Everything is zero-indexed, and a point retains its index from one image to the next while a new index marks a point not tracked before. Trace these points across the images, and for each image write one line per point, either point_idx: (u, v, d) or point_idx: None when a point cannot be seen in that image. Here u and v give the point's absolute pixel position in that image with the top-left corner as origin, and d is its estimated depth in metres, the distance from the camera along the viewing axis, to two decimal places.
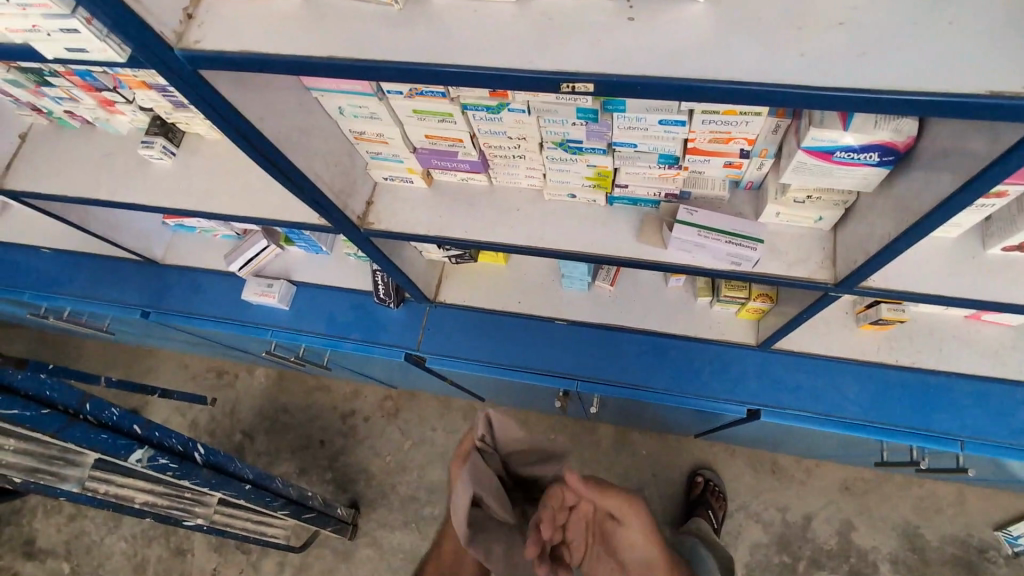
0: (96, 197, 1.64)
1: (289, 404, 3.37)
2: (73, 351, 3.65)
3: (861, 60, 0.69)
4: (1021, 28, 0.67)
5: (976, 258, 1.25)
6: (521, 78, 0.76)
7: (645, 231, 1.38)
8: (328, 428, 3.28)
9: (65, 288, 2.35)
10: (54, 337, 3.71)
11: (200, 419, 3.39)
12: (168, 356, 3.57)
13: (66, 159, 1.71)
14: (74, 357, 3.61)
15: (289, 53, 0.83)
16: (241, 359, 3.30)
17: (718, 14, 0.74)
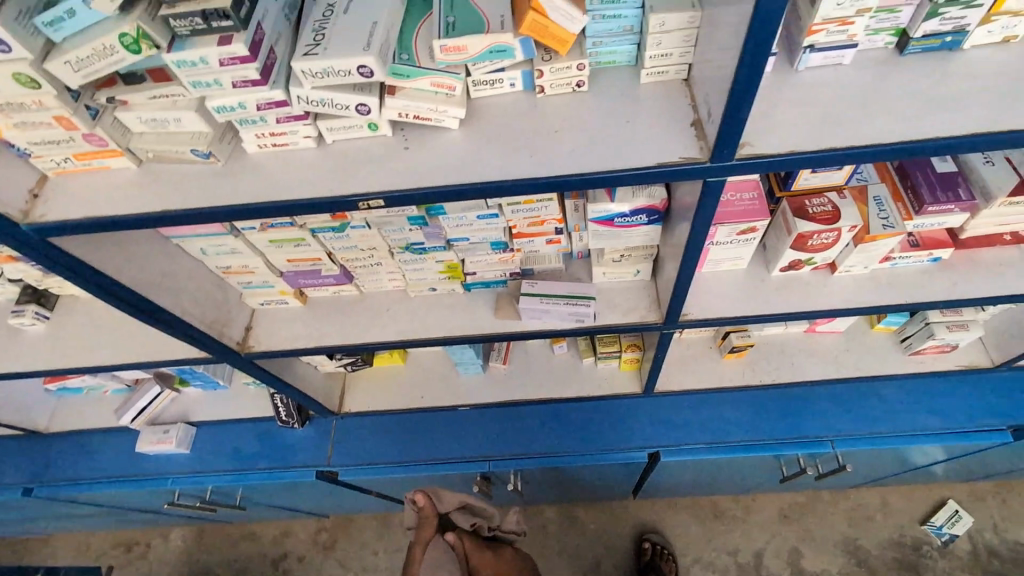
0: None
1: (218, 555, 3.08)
2: None
3: (574, 155, 0.94)
4: (673, 118, 0.94)
5: (764, 280, 1.53)
6: (325, 205, 0.94)
7: (501, 308, 1.56)
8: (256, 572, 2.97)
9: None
10: None
11: None
12: (65, 538, 3.22)
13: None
14: None
15: (128, 213, 0.97)
16: (150, 522, 3.04)
17: (470, 137, 0.97)
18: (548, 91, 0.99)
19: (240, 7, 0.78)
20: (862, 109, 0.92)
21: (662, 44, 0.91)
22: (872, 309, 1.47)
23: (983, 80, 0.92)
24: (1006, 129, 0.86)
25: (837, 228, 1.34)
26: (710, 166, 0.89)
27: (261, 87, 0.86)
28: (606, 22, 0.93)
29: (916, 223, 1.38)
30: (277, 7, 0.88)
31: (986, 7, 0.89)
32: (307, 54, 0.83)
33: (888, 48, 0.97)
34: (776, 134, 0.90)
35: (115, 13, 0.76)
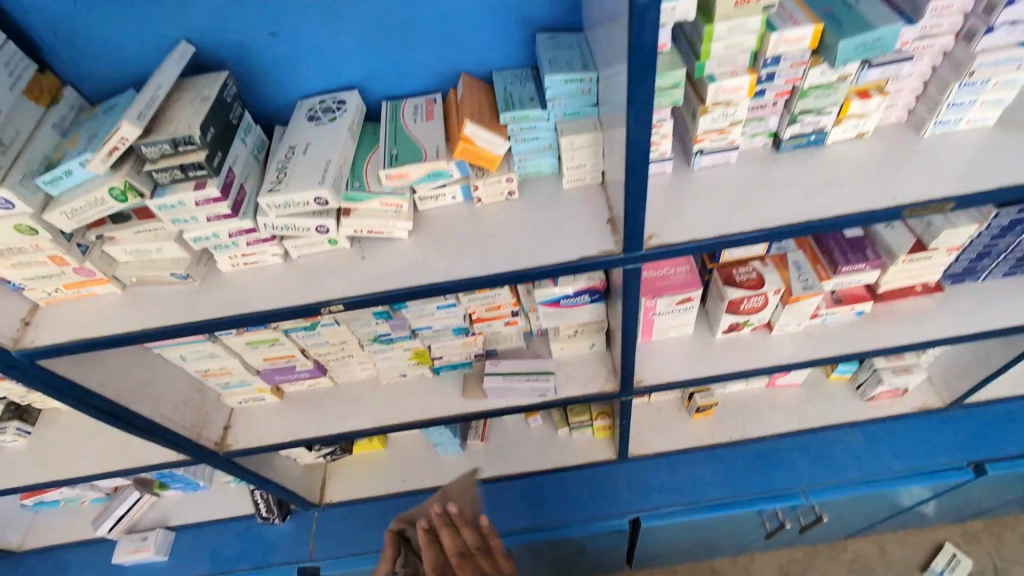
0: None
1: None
2: None
3: (508, 255, 1.08)
4: (592, 218, 1.10)
5: (710, 342, 1.65)
6: (291, 313, 1.06)
7: (468, 388, 1.65)
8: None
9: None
10: None
11: None
12: None
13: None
14: None
15: (112, 333, 1.07)
16: None
17: (418, 244, 1.12)
18: (485, 200, 1.15)
19: (213, 158, 0.93)
20: (748, 200, 1.09)
21: (575, 158, 1.09)
22: (809, 363, 1.60)
23: (844, 169, 1.10)
24: (865, 209, 1.03)
25: (763, 292, 1.48)
26: (625, 256, 1.03)
27: (233, 218, 0.99)
28: (527, 143, 1.10)
29: (835, 282, 1.53)
30: (245, 151, 1.04)
31: (835, 114, 1.07)
32: (272, 190, 0.97)
33: (766, 146, 1.16)
34: (677, 227, 1.06)
35: (106, 172, 0.91)
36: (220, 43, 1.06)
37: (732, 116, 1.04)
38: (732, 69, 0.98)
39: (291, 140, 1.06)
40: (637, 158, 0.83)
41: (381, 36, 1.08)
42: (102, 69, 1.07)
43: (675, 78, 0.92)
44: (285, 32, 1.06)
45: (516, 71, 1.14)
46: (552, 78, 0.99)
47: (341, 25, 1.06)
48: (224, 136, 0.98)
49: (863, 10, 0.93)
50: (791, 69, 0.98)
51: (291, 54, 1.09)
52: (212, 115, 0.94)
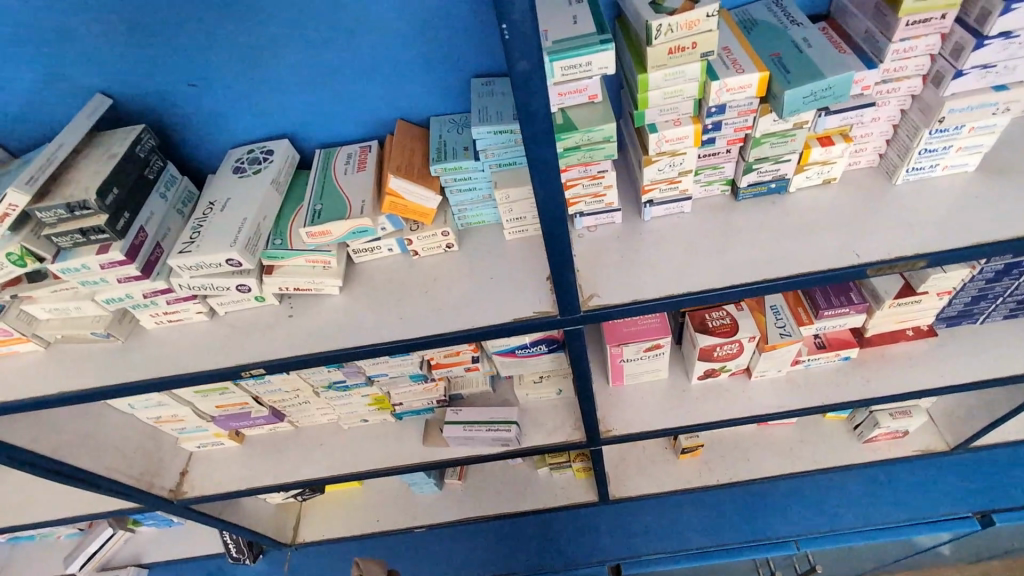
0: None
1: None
2: None
3: (441, 314, 1.00)
4: (532, 274, 1.02)
5: (685, 389, 1.54)
6: (211, 377, 1.00)
7: (430, 435, 1.57)
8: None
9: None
10: None
11: None
12: None
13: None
14: None
15: (27, 396, 1.01)
16: None
17: (350, 301, 1.05)
18: (422, 253, 1.08)
19: (116, 220, 0.88)
20: (702, 254, 1.00)
21: (513, 211, 1.02)
22: (791, 413, 1.49)
23: (808, 219, 1.01)
24: (826, 266, 0.94)
25: (737, 339, 1.39)
26: (563, 318, 0.95)
27: (144, 280, 0.94)
28: (463, 193, 1.04)
29: (817, 326, 1.42)
30: (165, 207, 0.99)
31: (795, 161, 0.98)
32: (182, 250, 0.91)
33: (724, 193, 1.07)
34: (622, 284, 0.98)
35: (2, 237, 0.86)
36: (140, 94, 1.01)
37: (680, 166, 0.96)
38: (675, 118, 0.90)
39: (212, 195, 1.01)
40: (553, 221, 0.76)
41: (309, 84, 1.03)
42: (21, 122, 1.03)
43: (606, 132, 0.84)
44: (207, 82, 1.01)
45: (454, 116, 1.08)
46: (479, 129, 0.93)
47: (265, 74, 1.01)
48: (134, 194, 0.93)
49: (813, 57, 0.85)
50: (739, 116, 0.90)
51: (215, 104, 1.04)
52: (117, 175, 0.90)
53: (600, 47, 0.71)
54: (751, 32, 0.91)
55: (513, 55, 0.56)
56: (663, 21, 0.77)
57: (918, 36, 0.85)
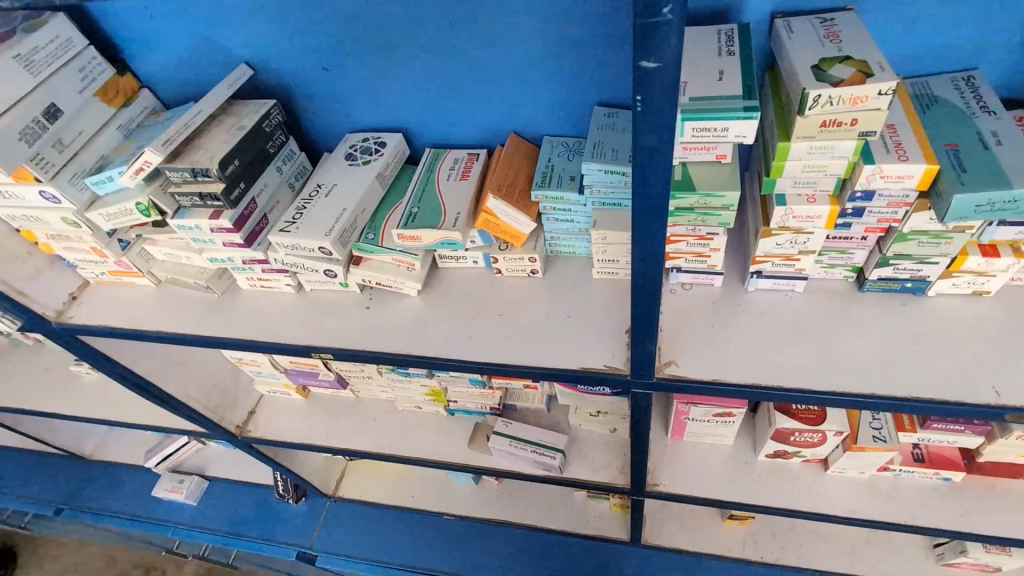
0: (3, 406, 1.78)
1: (121, 564, 2.61)
2: None
3: (510, 343, 0.97)
4: (611, 323, 0.96)
5: (749, 463, 1.42)
6: (285, 350, 1.05)
7: (477, 438, 1.59)
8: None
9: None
10: None
11: None
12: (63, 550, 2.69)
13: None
14: None
15: (133, 327, 1.12)
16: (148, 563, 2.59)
17: (425, 305, 1.05)
18: (505, 273, 1.06)
19: (231, 190, 0.94)
20: (806, 344, 0.89)
21: (606, 252, 0.96)
22: (864, 522, 1.34)
23: (943, 332, 0.87)
24: (953, 399, 0.80)
25: (821, 431, 1.25)
26: (633, 380, 0.90)
27: (245, 248, 1.00)
28: (560, 223, 1.00)
29: (919, 436, 1.26)
30: (278, 180, 1.04)
31: (943, 265, 0.85)
32: (283, 230, 0.96)
33: (847, 280, 0.95)
34: (705, 359, 0.90)
35: (136, 187, 0.95)
36: (278, 71, 1.06)
37: (802, 244, 0.86)
38: (809, 193, 0.81)
39: (321, 178, 1.04)
40: (644, 291, 0.70)
41: (431, 85, 1.03)
42: (174, 78, 1.11)
43: (727, 200, 0.77)
44: (338, 69, 1.03)
45: (568, 140, 1.03)
46: (589, 166, 0.88)
47: (392, 71, 1.02)
48: (253, 166, 0.98)
49: (1000, 158, 0.72)
50: (888, 207, 0.79)
51: (342, 89, 1.07)
52: (241, 147, 0.94)
53: (743, 114, 0.64)
54: (927, 112, 0.79)
55: (638, 130, 0.50)
56: (824, 92, 0.68)
57: None
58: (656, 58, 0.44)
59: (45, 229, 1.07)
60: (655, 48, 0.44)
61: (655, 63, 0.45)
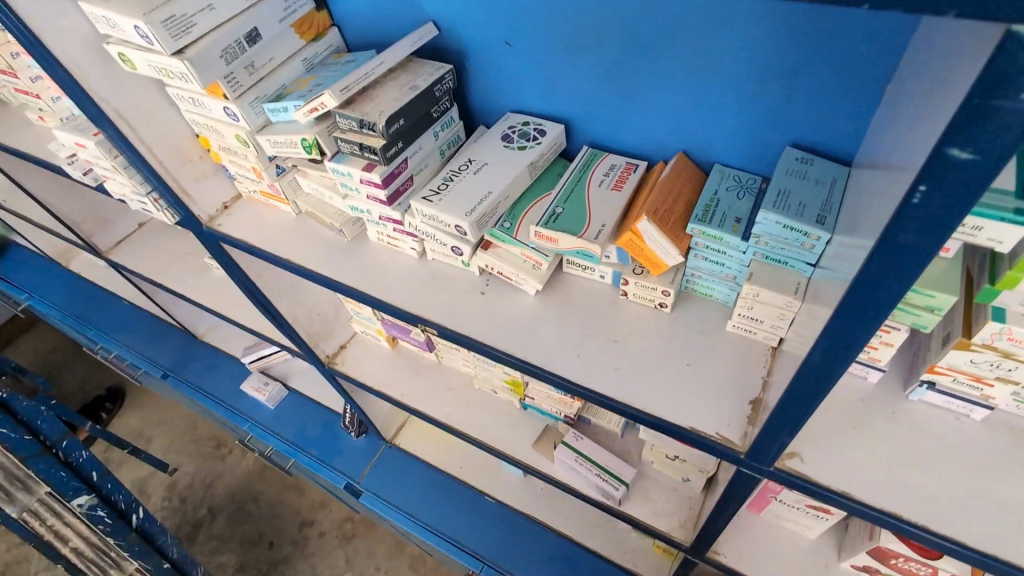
0: (146, 276, 1.99)
1: (200, 431, 2.91)
2: (75, 381, 3.18)
3: (618, 375, 0.91)
4: (736, 387, 0.86)
5: (828, 567, 1.27)
6: (395, 312, 1.05)
7: (542, 441, 1.55)
8: (231, 465, 2.80)
9: (109, 331, 2.73)
10: (69, 359, 3.28)
11: (152, 487, 2.78)
12: (155, 404, 3.05)
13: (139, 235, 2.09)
14: (65, 382, 3.16)
15: (268, 249, 1.18)
16: (220, 439, 2.88)
17: (539, 307, 1.01)
18: (631, 297, 0.99)
19: (390, 147, 0.94)
20: (967, 484, 0.75)
21: (753, 310, 0.86)
22: None
23: None
24: None
25: (932, 567, 1.06)
26: (745, 460, 0.80)
27: (386, 206, 1.00)
28: (708, 263, 0.91)
29: None
30: (432, 146, 1.03)
31: None
32: (426, 198, 0.96)
33: None
34: (840, 464, 0.78)
35: (306, 123, 0.99)
36: (460, 36, 1.04)
37: (1003, 370, 0.72)
38: None
39: (474, 153, 1.02)
40: (807, 381, 0.61)
41: (611, 84, 0.96)
42: (362, 22, 1.13)
43: (935, 301, 0.66)
44: (521, 46, 0.99)
45: (742, 175, 0.93)
46: (768, 214, 0.78)
47: (576, 59, 0.96)
48: (415, 128, 0.97)
49: None
50: None
51: (518, 67, 1.03)
52: (410, 107, 0.94)
53: (1011, 218, 0.53)
54: None
55: (898, 223, 0.41)
56: None
57: None
58: (975, 149, 0.35)
59: (219, 140, 1.15)
60: (976, 137, 0.35)
61: (971, 154, 0.35)
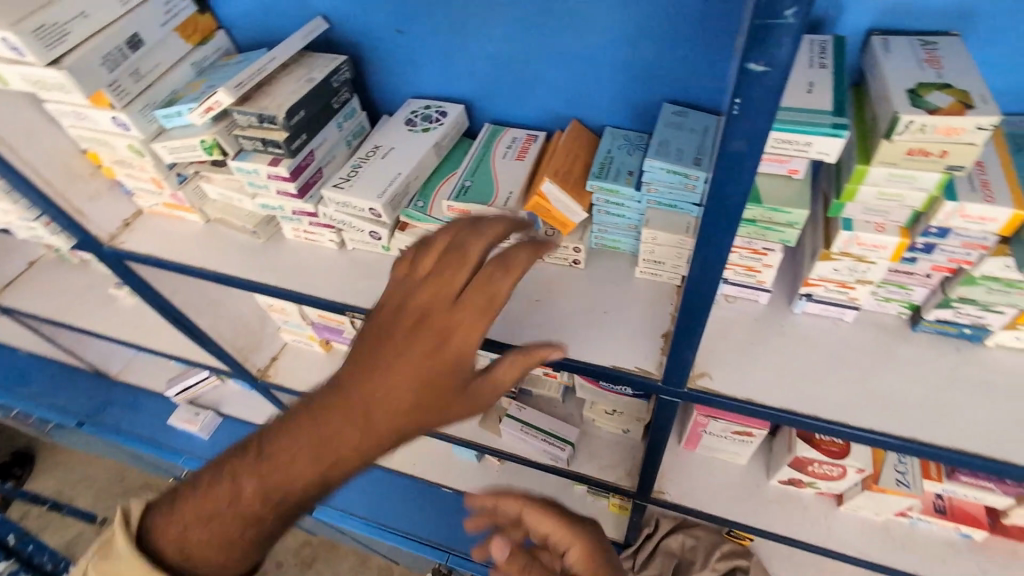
0: (45, 316, 1.85)
1: (133, 480, 2.72)
2: None
3: (542, 330, 0.97)
4: (647, 324, 0.95)
5: (760, 486, 1.39)
6: (321, 304, 1.06)
7: (488, 419, 1.59)
8: None
9: (9, 386, 2.49)
10: None
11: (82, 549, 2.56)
12: (75, 459, 2.82)
13: (30, 274, 1.94)
14: None
15: (179, 261, 1.14)
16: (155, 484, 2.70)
17: None
18: (547, 259, 1.05)
19: (293, 140, 0.95)
20: (845, 375, 0.86)
21: (655, 254, 0.94)
22: (874, 566, 1.29)
23: (997, 386, 0.83)
24: (1002, 457, 0.76)
25: (842, 465, 1.19)
26: (663, 386, 0.88)
27: (297, 200, 1.01)
28: (610, 217, 0.98)
29: (945, 487, 1.17)
30: (336, 137, 1.04)
31: (1009, 316, 0.81)
32: (336, 186, 0.97)
33: (900, 316, 0.92)
34: (743, 376, 0.87)
35: (203, 125, 0.97)
36: (351, 28, 1.06)
37: (860, 274, 0.83)
38: (878, 222, 0.78)
39: (380, 140, 1.05)
40: (696, 294, 0.70)
41: (501, 61, 1.01)
42: (250, 24, 1.13)
43: (792, 217, 0.76)
44: (412, 33, 1.03)
45: (630, 134, 1.01)
46: (653, 162, 0.86)
47: (465, 41, 1.00)
48: (316, 120, 0.99)
49: None
50: (961, 248, 0.76)
51: (412, 54, 1.06)
52: (309, 98, 0.95)
53: (830, 132, 0.65)
54: (1020, 155, 0.74)
55: (730, 133, 0.50)
56: (918, 118, 0.64)
57: None
58: (766, 61, 0.45)
59: (110, 153, 1.10)
60: (766, 52, 0.44)
61: (763, 66, 0.45)
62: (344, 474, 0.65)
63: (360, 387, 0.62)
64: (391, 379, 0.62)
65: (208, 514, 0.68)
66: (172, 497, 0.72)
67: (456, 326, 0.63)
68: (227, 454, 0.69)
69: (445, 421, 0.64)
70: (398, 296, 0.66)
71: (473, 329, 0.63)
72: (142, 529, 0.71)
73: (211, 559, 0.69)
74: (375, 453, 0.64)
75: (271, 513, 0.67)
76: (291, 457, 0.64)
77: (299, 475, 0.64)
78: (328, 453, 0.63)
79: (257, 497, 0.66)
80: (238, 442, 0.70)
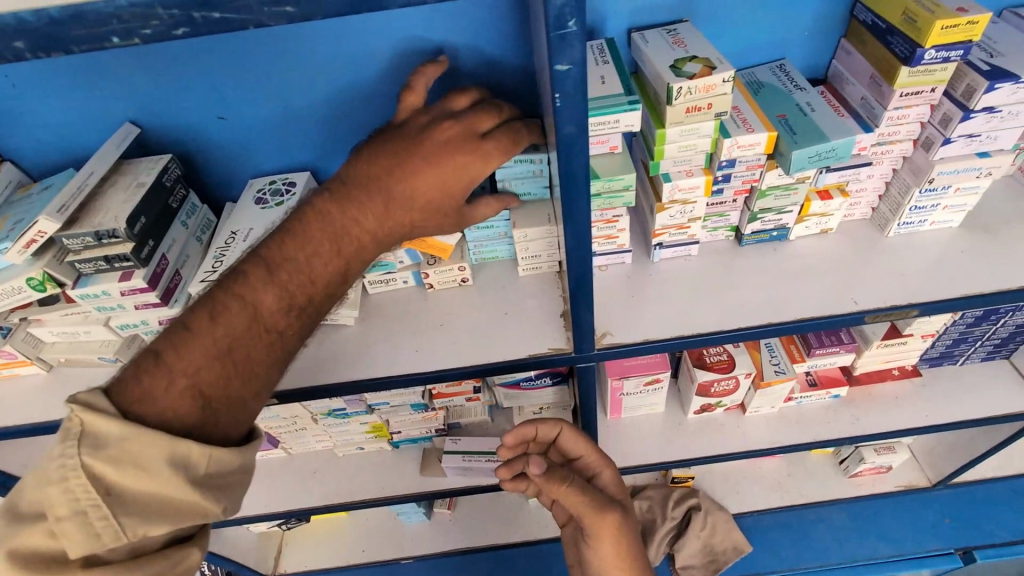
0: None
1: None
2: None
3: (455, 350, 1.02)
4: (544, 312, 1.04)
5: (682, 423, 1.56)
6: None
7: (427, 464, 1.58)
8: None
9: None
10: None
11: None
12: None
13: None
14: None
15: (29, 420, 0.99)
16: None
17: (364, 332, 1.07)
18: (437, 286, 1.11)
19: (141, 248, 0.90)
20: (707, 295, 1.04)
21: (530, 249, 1.05)
22: (786, 449, 1.52)
23: (809, 264, 1.06)
24: (828, 313, 0.98)
25: (733, 375, 1.41)
26: (576, 355, 0.99)
27: (163, 307, 0.94)
28: (481, 232, 1.07)
29: (810, 364, 1.44)
30: (185, 235, 1.00)
31: (796, 212, 1.05)
32: (204, 280, 0.93)
33: (728, 239, 1.13)
34: (635, 324, 1.01)
35: (25, 262, 0.88)
36: (168, 127, 1.03)
37: (690, 213, 1.01)
38: (687, 169, 0.96)
39: (235, 225, 1.02)
40: (577, 264, 0.81)
41: (336, 122, 1.06)
42: (43, 149, 1.03)
43: (626, 182, 0.91)
44: (236, 117, 1.03)
45: None
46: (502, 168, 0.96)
47: (295, 112, 1.04)
48: (159, 222, 0.94)
49: (818, 119, 0.92)
50: (747, 171, 0.97)
51: (242, 137, 1.06)
52: (145, 203, 0.91)
53: (628, 108, 0.81)
54: (759, 94, 0.98)
55: (561, 120, 0.62)
56: (684, 84, 0.83)
57: (911, 106, 0.92)
58: (567, 61, 0.56)
59: None
60: (565, 54, 0.56)
61: (566, 65, 0.57)
62: (365, 258, 0.78)
63: (399, 185, 0.75)
64: (430, 179, 0.75)
65: (228, 344, 0.67)
66: (166, 341, 0.65)
67: (485, 148, 0.76)
68: (240, 271, 0.70)
69: (451, 224, 0.82)
70: (423, 125, 0.78)
71: (496, 159, 0.76)
72: (130, 404, 0.62)
73: (228, 393, 0.66)
74: (394, 238, 0.78)
75: (304, 307, 0.73)
76: (334, 253, 0.74)
77: (336, 266, 0.75)
78: (356, 234, 0.75)
79: (288, 294, 0.71)
80: (250, 254, 0.72)
